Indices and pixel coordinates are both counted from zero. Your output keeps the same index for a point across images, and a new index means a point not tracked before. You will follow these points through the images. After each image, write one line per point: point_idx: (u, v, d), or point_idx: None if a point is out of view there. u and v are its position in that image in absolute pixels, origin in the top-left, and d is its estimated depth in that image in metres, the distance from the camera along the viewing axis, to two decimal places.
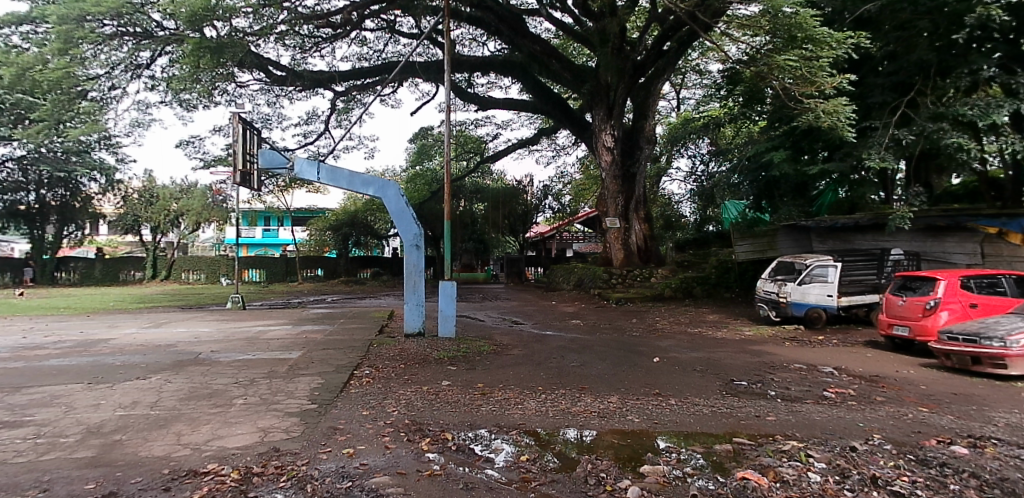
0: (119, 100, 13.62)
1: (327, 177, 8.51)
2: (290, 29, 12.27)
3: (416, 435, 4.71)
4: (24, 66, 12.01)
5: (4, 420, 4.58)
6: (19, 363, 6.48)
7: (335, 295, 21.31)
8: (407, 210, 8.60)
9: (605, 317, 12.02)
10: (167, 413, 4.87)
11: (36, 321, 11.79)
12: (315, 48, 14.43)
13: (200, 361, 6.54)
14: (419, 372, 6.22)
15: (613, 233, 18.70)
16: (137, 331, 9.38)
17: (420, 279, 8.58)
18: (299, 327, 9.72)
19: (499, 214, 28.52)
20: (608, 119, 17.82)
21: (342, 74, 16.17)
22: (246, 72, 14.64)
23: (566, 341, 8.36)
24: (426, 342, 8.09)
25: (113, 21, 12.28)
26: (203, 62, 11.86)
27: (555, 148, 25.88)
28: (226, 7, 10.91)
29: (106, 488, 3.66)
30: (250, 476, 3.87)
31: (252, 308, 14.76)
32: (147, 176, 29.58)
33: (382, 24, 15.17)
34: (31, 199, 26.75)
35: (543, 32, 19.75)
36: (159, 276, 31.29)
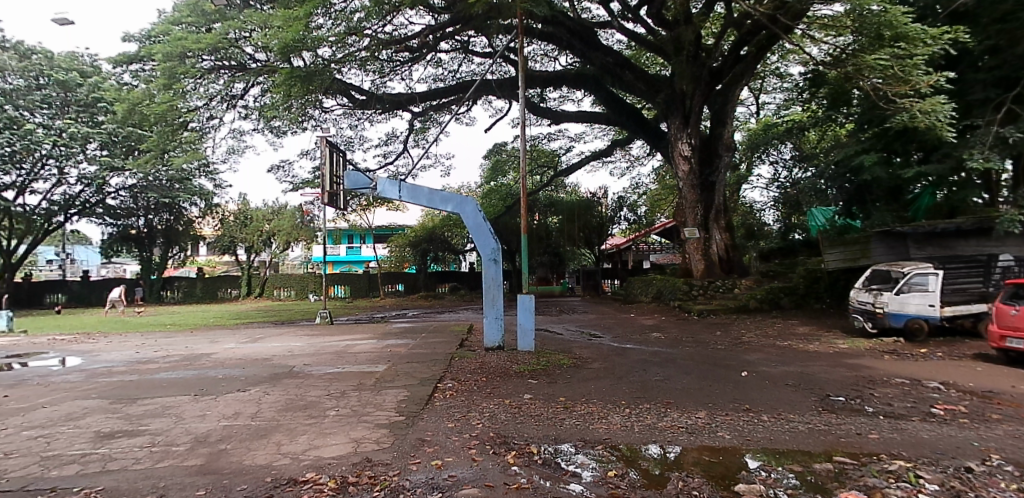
0: (216, 129, 14.55)
1: (408, 195, 8.70)
2: (371, 55, 12.79)
3: (502, 448, 4.78)
4: (135, 101, 13.20)
5: (124, 429, 4.95)
6: (134, 376, 6.97)
7: (415, 310, 21.80)
8: (485, 224, 8.69)
9: (688, 330, 11.66)
10: (267, 423, 5.09)
11: (153, 336, 12.74)
12: (393, 71, 14.99)
13: (295, 374, 6.80)
14: (500, 385, 6.18)
15: (692, 244, 18.20)
16: (237, 346, 9.93)
17: (498, 293, 8.64)
18: (384, 342, 9.96)
19: (574, 227, 28.29)
20: (684, 127, 17.62)
21: (421, 94, 16.68)
22: (331, 98, 15.34)
23: (647, 355, 8.18)
24: (506, 355, 8.13)
25: (210, 56, 13.17)
26: (294, 90, 12.55)
27: (630, 159, 25.73)
28: (318, 39, 11.48)
29: (215, 494, 4.01)
30: (346, 485, 4.12)
31: (339, 323, 15.29)
32: (242, 199, 31.55)
33: (456, 45, 15.59)
34: (140, 223, 29.79)
35: (615, 44, 19.85)
36: (252, 294, 32.75)
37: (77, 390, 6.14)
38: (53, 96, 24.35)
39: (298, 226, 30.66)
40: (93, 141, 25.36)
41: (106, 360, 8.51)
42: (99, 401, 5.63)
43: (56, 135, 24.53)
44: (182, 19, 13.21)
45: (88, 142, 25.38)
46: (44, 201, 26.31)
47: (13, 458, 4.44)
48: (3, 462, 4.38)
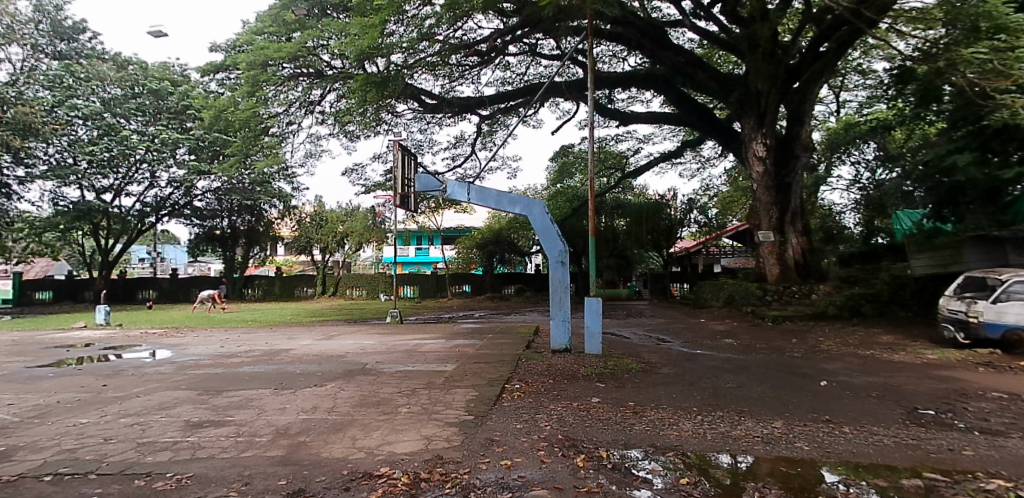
0: (295, 133, 15.13)
1: (477, 198, 8.81)
2: (440, 60, 12.99)
3: (570, 451, 4.77)
4: (223, 108, 14.17)
5: (212, 418, 5.22)
6: (221, 369, 7.36)
7: (482, 311, 22.04)
8: (552, 226, 8.64)
9: (760, 337, 11.28)
10: (342, 418, 5.25)
11: (237, 331, 13.44)
12: (462, 75, 15.27)
13: (368, 372, 6.98)
14: (568, 387, 6.15)
15: (767, 247, 17.91)
16: (313, 343, 10.29)
17: (566, 295, 8.66)
18: (452, 342, 10.11)
19: (642, 230, 28.01)
20: (759, 127, 17.26)
21: (490, 97, 16.79)
22: (403, 103, 15.74)
23: (719, 361, 7.95)
24: (573, 357, 8.12)
25: (290, 64, 13.66)
26: (370, 95, 13.09)
27: (701, 160, 25.24)
28: (396, 45, 11.89)
29: (295, 485, 4.22)
30: (418, 481, 4.22)
31: (409, 322, 15.63)
32: (318, 201, 32.81)
33: (524, 47, 15.71)
34: (224, 225, 31.78)
35: (686, 42, 19.55)
36: (327, 293, 33.73)
37: (169, 381, 6.53)
38: (146, 104, 26.55)
39: (370, 228, 30.95)
40: (182, 146, 27.15)
41: (194, 353, 9.01)
42: (189, 391, 5.97)
43: (149, 141, 26.43)
44: (265, 29, 13.91)
45: (178, 147, 27.18)
46: (138, 203, 28.34)
47: (114, 442, 4.78)
48: (106, 446, 4.72)
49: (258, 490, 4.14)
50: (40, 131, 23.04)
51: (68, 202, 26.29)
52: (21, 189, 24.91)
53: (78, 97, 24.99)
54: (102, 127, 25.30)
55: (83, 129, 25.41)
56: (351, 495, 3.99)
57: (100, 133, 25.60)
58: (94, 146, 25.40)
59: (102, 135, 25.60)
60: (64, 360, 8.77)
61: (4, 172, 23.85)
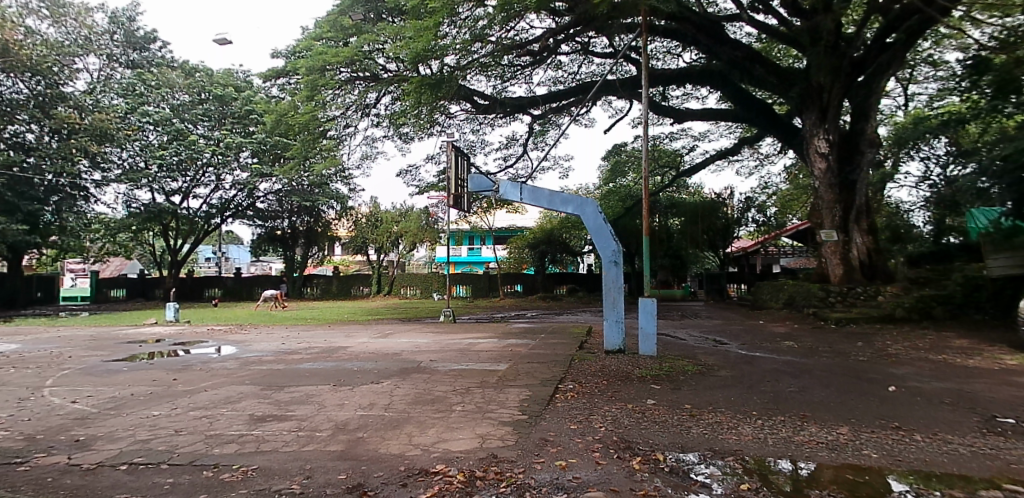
0: (352, 136, 15.54)
1: (529, 198, 8.85)
2: (492, 60, 13.17)
3: (626, 453, 4.71)
4: (283, 113, 14.94)
5: (274, 413, 5.38)
6: (282, 365, 7.61)
7: (534, 311, 22.03)
8: (606, 226, 8.59)
9: (822, 340, 10.91)
10: (398, 415, 5.33)
11: (296, 329, 13.90)
12: (515, 75, 15.40)
13: (423, 370, 7.08)
14: (622, 389, 6.08)
15: (829, 246, 17.63)
16: (369, 341, 10.51)
17: (619, 295, 8.64)
18: (504, 341, 10.19)
19: (697, 229, 27.62)
20: (821, 122, 16.92)
21: (543, 97, 16.88)
22: (456, 104, 15.87)
23: (778, 364, 7.73)
24: (627, 358, 8.07)
25: (348, 68, 13.97)
26: (424, 97, 13.33)
27: (759, 158, 24.67)
28: (448, 47, 12.07)
29: (355, 479, 4.32)
30: (474, 479, 4.25)
31: (460, 321, 15.83)
32: (373, 202, 33.54)
33: (576, 46, 15.67)
34: (285, 225, 32.90)
35: (744, 36, 19.10)
36: (382, 291, 34.67)
37: (233, 376, 6.78)
38: (212, 110, 27.90)
39: (423, 228, 31.86)
40: (246, 150, 28.25)
41: (256, 350, 9.31)
42: (252, 386, 6.17)
43: (215, 145, 27.74)
44: (323, 35, 14.29)
45: (242, 151, 28.24)
46: (204, 205, 29.59)
47: (183, 434, 4.97)
48: (176, 438, 4.92)
49: (318, 484, 4.25)
50: (114, 135, 25.01)
51: (140, 204, 27.53)
52: (98, 192, 26.43)
53: (149, 104, 26.62)
54: (171, 132, 26.61)
55: (153, 135, 26.82)
56: (409, 491, 4.06)
57: (169, 138, 26.91)
58: (163, 150, 26.69)
59: (171, 140, 26.92)
60: (137, 354, 9.21)
61: (82, 176, 25.09)
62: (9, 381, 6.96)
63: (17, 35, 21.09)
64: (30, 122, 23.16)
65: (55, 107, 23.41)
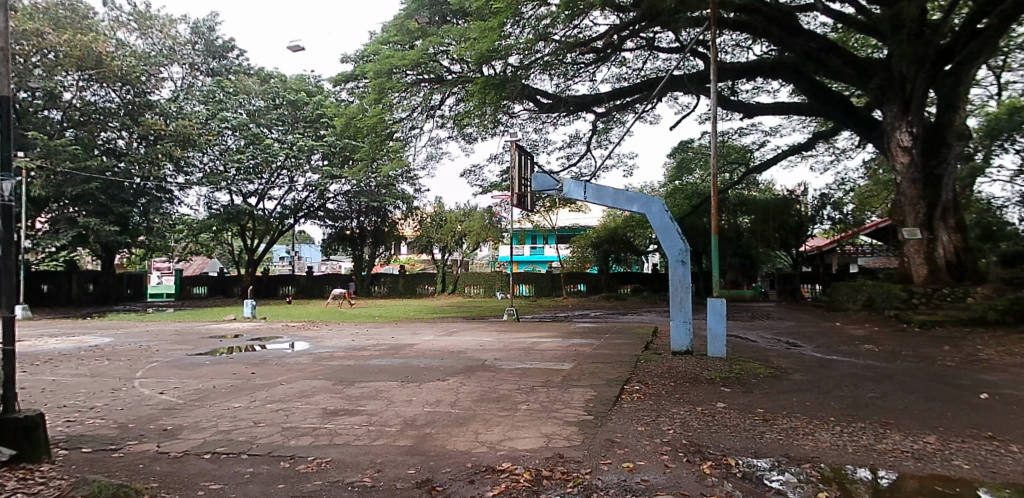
0: (417, 138, 15.93)
1: (593, 196, 8.91)
2: (555, 59, 13.20)
3: (696, 457, 4.60)
4: (352, 116, 15.42)
5: (346, 407, 5.54)
6: (352, 361, 7.85)
7: (599, 311, 21.75)
8: (672, 225, 8.55)
9: (905, 344, 10.35)
10: (465, 412, 5.39)
11: (364, 326, 14.33)
12: (577, 73, 15.34)
13: (488, 367, 7.14)
14: (690, 391, 5.96)
15: (913, 245, 17.02)
16: (435, 338, 10.69)
17: (686, 296, 8.56)
18: (568, 341, 10.20)
19: (768, 228, 26.73)
20: (903, 115, 16.38)
21: (607, 94, 16.67)
22: (519, 103, 15.97)
23: (856, 368, 7.40)
24: (696, 360, 7.93)
25: (414, 71, 14.20)
26: (489, 97, 13.52)
27: (834, 152, 23.73)
28: (512, 46, 12.19)
29: (423, 474, 4.39)
30: (540, 478, 4.25)
31: (524, 320, 15.93)
32: (437, 203, 34.90)
33: (641, 42, 15.42)
34: (354, 225, 33.80)
35: (819, 27, 18.48)
36: (447, 290, 35.10)
37: (306, 371, 7.04)
38: (286, 115, 28.97)
39: (486, 227, 31.27)
40: (317, 153, 29.16)
41: (327, 346, 9.62)
42: (324, 381, 6.38)
43: (289, 148, 28.66)
44: (390, 39, 14.71)
45: (314, 154, 29.19)
46: (279, 206, 30.73)
47: (262, 426, 5.18)
48: (254, 429, 5.12)
49: (389, 478, 4.35)
50: (196, 141, 26.60)
51: (220, 206, 29.05)
52: (181, 195, 27.94)
53: (228, 110, 28.13)
54: (247, 137, 27.91)
55: (231, 139, 28.25)
56: (476, 488, 4.10)
57: (246, 142, 28.15)
58: (241, 154, 27.90)
59: (248, 144, 28.12)
60: (217, 348, 9.70)
61: (168, 180, 26.51)
62: (105, 372, 7.48)
63: (109, 48, 23.64)
64: (122, 128, 25.00)
65: (144, 114, 25.52)
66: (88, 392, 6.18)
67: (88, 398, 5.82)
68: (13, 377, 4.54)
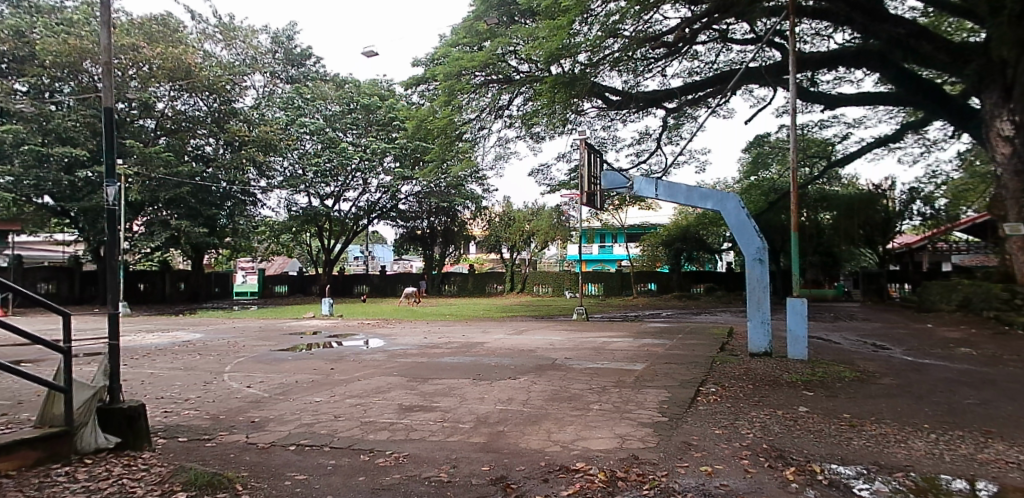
0: (486, 138, 16.11)
1: (665, 193, 8.95)
2: (626, 54, 13.02)
3: (778, 462, 4.45)
4: (423, 118, 15.79)
5: (421, 403, 5.67)
6: (427, 358, 8.05)
7: (670, 310, 21.33)
8: (749, 223, 8.59)
9: (1008, 348, 9.63)
10: (537, 411, 5.42)
11: (436, 324, 14.67)
12: (648, 67, 15.11)
13: (559, 367, 7.16)
14: (770, 394, 5.78)
15: (1016, 241, 15.80)
16: (506, 337, 10.80)
17: (764, 295, 8.56)
18: (639, 341, 10.13)
19: (853, 224, 25.64)
20: (1005, 102, 15.31)
21: (680, 89, 16.05)
22: (587, 101, 15.86)
23: (951, 373, 6.97)
24: (776, 362, 7.69)
25: (482, 72, 14.38)
26: (558, 96, 13.55)
27: (924, 144, 22.49)
28: (581, 43, 12.13)
29: (497, 472, 4.43)
30: (615, 479, 4.21)
31: (593, 319, 15.91)
32: (506, 202, 35.26)
33: (714, 34, 15.03)
34: (424, 225, 34.70)
35: (908, 12, 17.54)
36: (516, 289, 35.53)
37: (381, 367, 7.27)
38: (359, 119, 29.74)
39: (555, 225, 31.70)
40: (389, 155, 30.01)
41: (401, 343, 9.90)
42: (399, 378, 6.56)
43: (363, 151, 29.66)
44: (459, 41, 14.61)
45: (386, 157, 30.08)
46: (353, 207, 31.71)
47: (342, 420, 5.36)
48: (334, 423, 5.31)
49: (464, 474, 4.41)
50: (277, 146, 27.89)
51: (299, 208, 30.35)
52: (263, 197, 29.33)
53: (305, 116, 29.51)
54: (324, 141, 29.15)
55: (309, 143, 29.58)
56: (551, 487, 4.09)
57: (323, 146, 29.45)
58: (318, 158, 29.11)
59: (324, 148, 29.28)
60: (299, 344, 10.15)
61: (252, 184, 27.94)
62: (197, 366, 7.95)
63: (198, 60, 24.88)
64: (209, 134, 26.41)
65: (229, 121, 26.84)
66: (183, 384, 6.60)
67: (183, 391, 6.21)
68: (119, 370, 4.87)
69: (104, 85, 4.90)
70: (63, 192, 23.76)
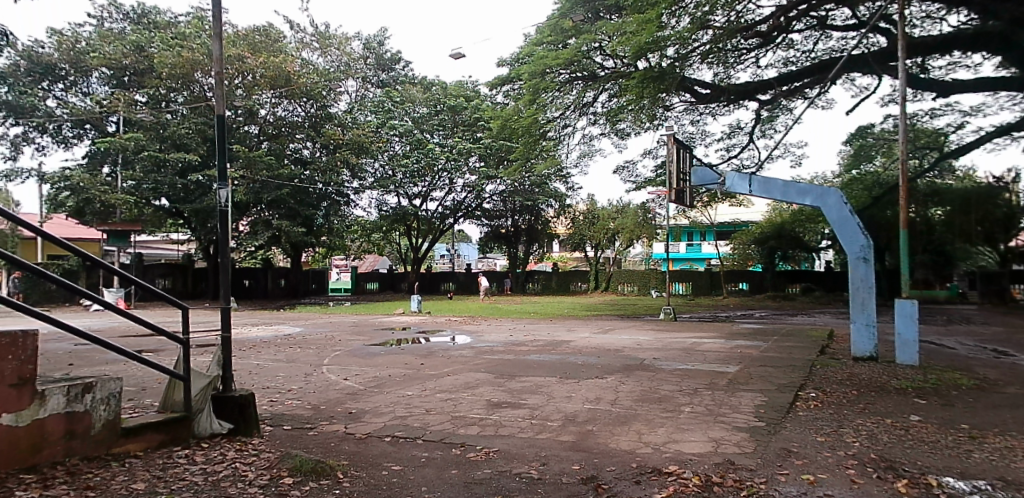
0: (570, 135, 16.10)
1: (760, 188, 9.10)
2: (716, 46, 12.62)
3: (889, 474, 4.18)
4: (508, 118, 16.00)
5: (509, 400, 5.79)
6: (515, 356, 8.26)
7: (763, 311, 20.68)
8: (852, 218, 8.49)
9: None
10: (626, 411, 5.41)
11: (523, 322, 14.92)
12: (738, 58, 14.48)
13: (647, 367, 7.13)
14: (877, 401, 5.51)
15: None
16: (591, 335, 10.85)
17: (869, 296, 8.48)
18: (730, 342, 9.94)
19: (969, 220, 23.59)
20: None
21: (774, 79, 15.33)
22: (676, 96, 15.49)
23: None
24: (881, 368, 7.32)
25: (567, 70, 14.37)
26: (647, 91, 13.32)
27: None
28: (670, 37, 11.85)
29: (588, 471, 4.41)
30: (711, 484, 4.07)
31: (681, 320, 15.65)
32: (590, 200, 35.44)
33: (811, 22, 14.24)
34: (509, 224, 35.37)
35: None
36: (600, 287, 35.56)
37: (469, 364, 7.48)
38: (446, 120, 30.81)
39: (641, 223, 31.63)
40: (474, 155, 30.67)
41: (488, 340, 10.12)
42: (487, 375, 6.73)
43: (449, 151, 30.46)
44: (544, 40, 14.68)
45: (471, 156, 30.75)
46: (440, 207, 32.75)
47: (433, 414, 5.54)
48: (426, 417, 5.48)
49: (554, 472, 4.42)
50: (369, 148, 29.06)
51: (388, 208, 31.50)
52: (357, 198, 30.61)
53: (395, 118, 30.44)
54: (413, 142, 30.10)
55: (398, 145, 30.49)
56: (644, 489, 4.03)
57: (411, 148, 30.35)
58: (407, 159, 30.08)
59: (413, 149, 30.22)
60: (390, 339, 10.62)
61: (346, 185, 29.16)
62: (299, 358, 8.48)
63: (296, 68, 26.28)
64: (307, 138, 27.76)
65: (325, 126, 28.06)
66: (287, 375, 7.10)
67: (286, 381, 6.65)
68: (230, 361, 5.19)
69: (215, 92, 5.23)
70: (177, 194, 25.43)
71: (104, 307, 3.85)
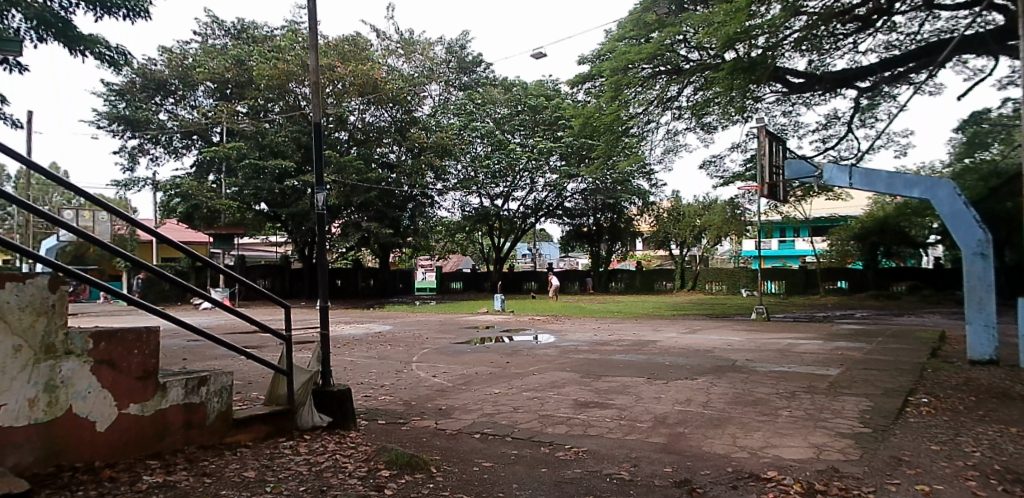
0: (653, 131, 15.80)
1: (862, 182, 8.70)
2: (810, 33, 12.10)
3: (1016, 487, 3.81)
4: (590, 115, 15.84)
5: (597, 400, 5.81)
6: (603, 355, 8.31)
7: (863, 311, 19.61)
8: (967, 211, 8.01)
9: None
10: (719, 414, 5.31)
11: (608, 321, 14.91)
12: (835, 44, 13.74)
13: (740, 368, 7.00)
14: (999, 408, 5.12)
15: None
16: (678, 336, 10.70)
17: (987, 295, 7.97)
18: (828, 344, 9.52)
19: None
20: None
21: (875, 64, 14.48)
22: (766, 86, 14.88)
23: None
24: (1003, 374, 6.80)
25: (649, 64, 14.12)
26: (736, 82, 12.93)
27: None
28: (761, 25, 11.43)
29: (681, 474, 4.31)
30: (815, 491, 3.86)
31: (774, 320, 15.06)
32: (674, 197, 34.84)
33: (916, 2, 13.33)
34: (591, 222, 35.30)
35: None
36: (686, 286, 35.09)
37: (555, 363, 7.58)
38: (527, 120, 30.91)
39: (729, 220, 30.07)
40: (555, 154, 30.67)
41: (573, 340, 10.19)
42: (573, 374, 6.79)
43: (530, 151, 30.65)
44: (627, 35, 14.70)
45: (552, 155, 30.79)
46: (521, 207, 32.97)
47: (521, 412, 5.64)
48: (514, 415, 5.57)
49: (645, 474, 4.35)
50: (452, 150, 29.52)
51: (471, 208, 32.10)
52: (441, 199, 31.34)
53: (477, 120, 30.81)
54: (494, 143, 30.47)
55: (480, 146, 30.76)
56: (741, 493, 3.88)
57: (492, 149, 30.67)
58: (489, 160, 30.45)
59: (495, 150, 30.56)
60: (475, 338, 10.90)
61: (430, 187, 29.90)
62: (391, 356, 8.87)
63: (383, 76, 27.20)
64: (393, 143, 28.86)
65: (411, 129, 29.15)
66: (380, 372, 7.45)
67: (381, 378, 7.00)
68: (328, 357, 5.47)
69: (313, 102, 5.46)
70: (276, 199, 26.82)
71: (214, 305, 4.07)
